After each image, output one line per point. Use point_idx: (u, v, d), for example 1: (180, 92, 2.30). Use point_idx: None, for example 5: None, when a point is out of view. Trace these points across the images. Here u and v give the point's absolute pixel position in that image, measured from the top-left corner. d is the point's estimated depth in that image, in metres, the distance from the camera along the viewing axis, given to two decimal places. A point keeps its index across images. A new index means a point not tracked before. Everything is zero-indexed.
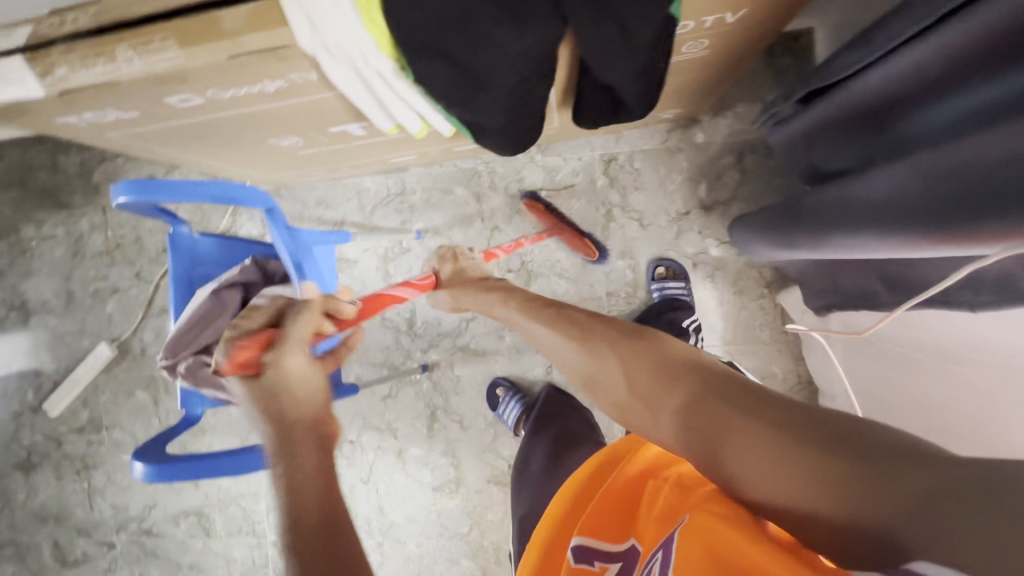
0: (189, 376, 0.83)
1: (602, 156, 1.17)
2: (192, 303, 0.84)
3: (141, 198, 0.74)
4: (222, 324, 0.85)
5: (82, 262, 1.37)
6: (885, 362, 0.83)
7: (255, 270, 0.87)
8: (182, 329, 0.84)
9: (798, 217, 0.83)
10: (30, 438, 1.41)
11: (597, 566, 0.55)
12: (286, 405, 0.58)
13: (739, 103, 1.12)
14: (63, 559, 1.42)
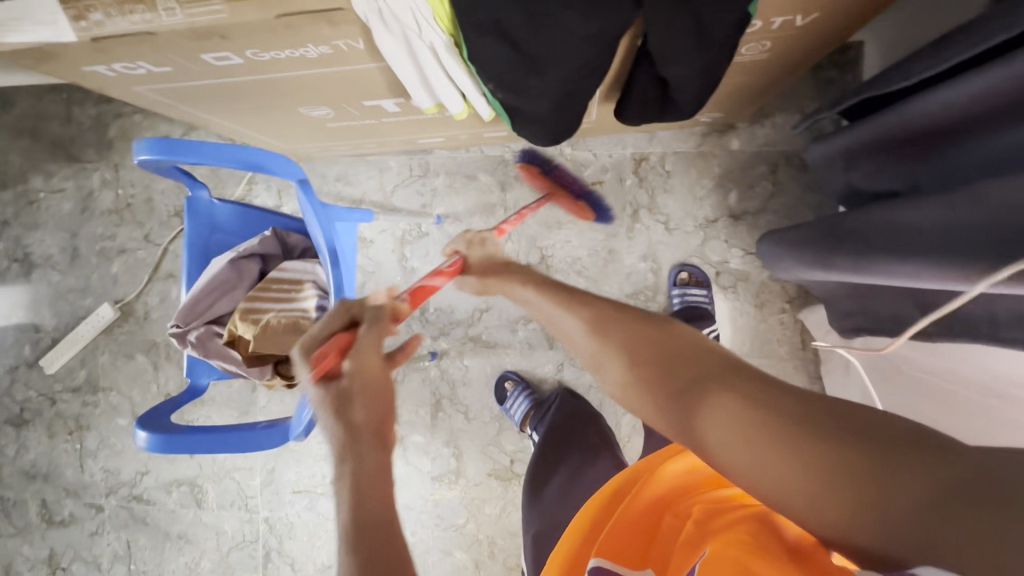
0: (199, 345, 0.80)
1: (634, 154, 1.14)
2: (207, 271, 0.81)
3: (165, 157, 0.71)
4: (238, 294, 0.83)
5: (90, 219, 1.34)
6: (914, 391, 0.82)
7: (274, 242, 0.85)
8: (195, 296, 0.81)
9: (836, 238, 0.79)
10: (23, 393, 1.39)
11: None
12: (359, 409, 0.57)
13: (779, 112, 1.09)
14: (49, 518, 1.39)
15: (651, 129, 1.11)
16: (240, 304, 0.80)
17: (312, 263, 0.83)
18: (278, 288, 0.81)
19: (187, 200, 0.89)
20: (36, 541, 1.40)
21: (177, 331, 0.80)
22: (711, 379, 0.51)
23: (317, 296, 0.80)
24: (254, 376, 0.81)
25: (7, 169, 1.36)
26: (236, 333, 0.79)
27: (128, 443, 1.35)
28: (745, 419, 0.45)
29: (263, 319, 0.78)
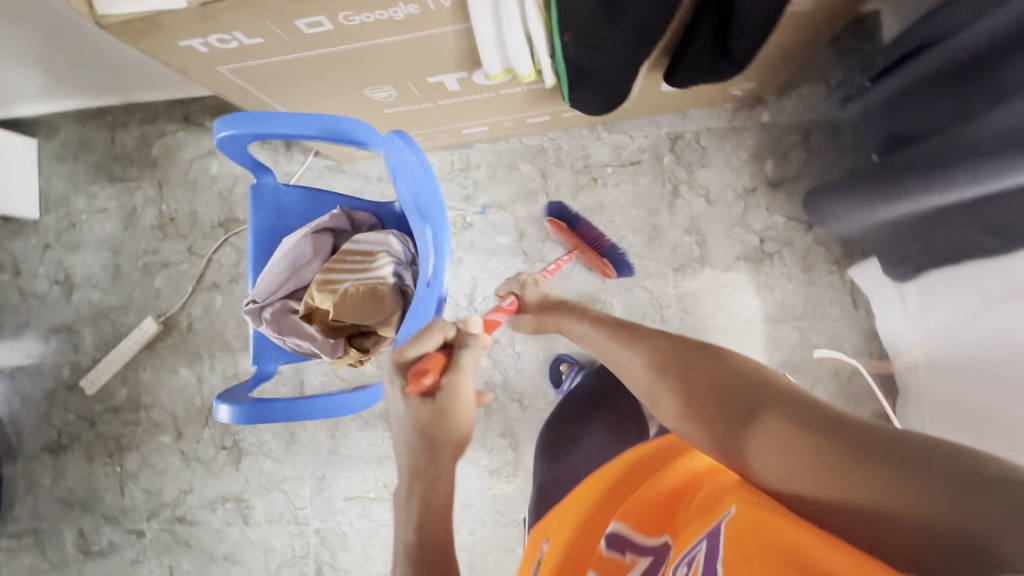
0: (275, 321, 0.81)
1: (669, 133, 1.18)
2: (283, 248, 0.82)
3: (247, 130, 0.74)
4: (310, 271, 0.83)
5: (132, 236, 1.35)
6: (967, 309, 0.83)
7: (344, 218, 0.86)
8: (272, 272, 0.81)
9: (906, 165, 0.82)
10: (62, 417, 1.36)
11: (628, 556, 0.55)
12: (452, 425, 0.62)
13: (805, 84, 1.14)
14: (87, 549, 1.34)
15: (685, 108, 1.15)
16: (315, 277, 0.81)
17: (383, 234, 0.83)
18: (352, 260, 0.81)
19: (254, 188, 0.90)
20: None
21: (253, 306, 0.81)
22: (743, 387, 0.58)
23: (393, 263, 0.80)
24: (328, 350, 0.81)
25: (50, 193, 1.39)
26: (313, 305, 0.80)
27: (171, 461, 1.32)
28: (791, 441, 0.48)
29: (340, 291, 0.79)
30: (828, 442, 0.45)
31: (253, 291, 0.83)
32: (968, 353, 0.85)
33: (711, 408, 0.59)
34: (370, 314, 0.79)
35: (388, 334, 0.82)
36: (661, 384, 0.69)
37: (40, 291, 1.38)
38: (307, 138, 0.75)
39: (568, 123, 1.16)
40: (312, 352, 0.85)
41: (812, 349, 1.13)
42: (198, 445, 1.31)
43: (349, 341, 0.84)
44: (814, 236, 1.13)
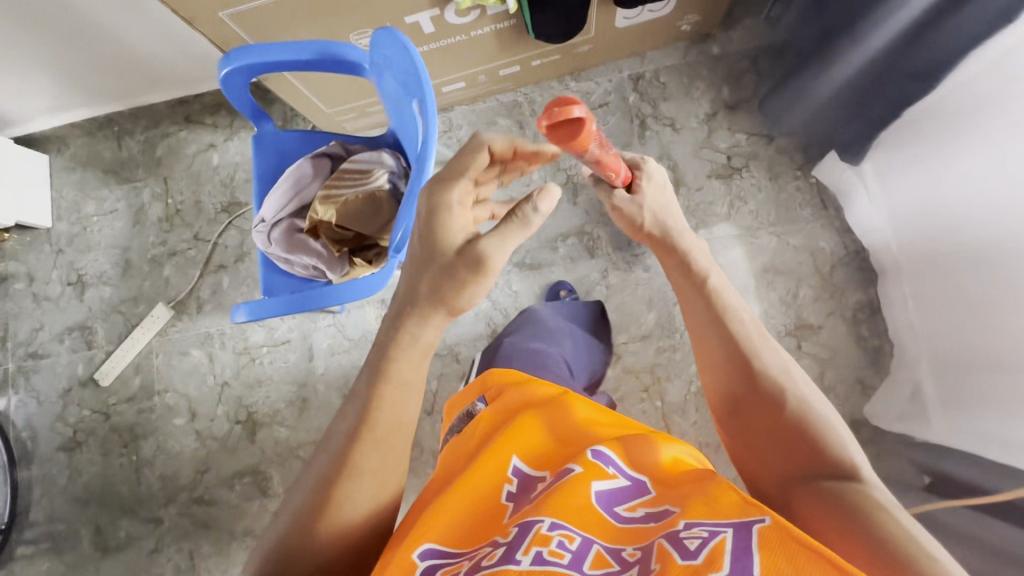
0: (283, 239, 0.89)
1: (631, 75, 1.29)
2: (286, 173, 0.90)
3: (243, 62, 0.85)
4: (311, 192, 0.90)
5: (141, 231, 1.42)
6: (919, 164, 0.94)
7: (338, 147, 0.93)
8: (277, 195, 0.88)
9: (835, 37, 0.95)
10: (76, 414, 1.38)
11: (610, 470, 0.55)
12: (447, 290, 0.61)
13: (745, 17, 1.25)
14: (104, 545, 1.33)
15: (641, 50, 1.27)
16: (317, 195, 0.88)
17: (376, 154, 0.91)
18: (347, 177, 0.89)
19: (257, 138, 1.00)
20: None
21: (261, 226, 0.88)
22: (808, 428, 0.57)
23: (389, 173, 0.88)
24: (334, 265, 0.89)
25: (61, 201, 1.47)
26: (317, 218, 0.87)
27: (185, 442, 1.33)
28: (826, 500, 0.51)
29: (341, 201, 0.86)
30: (848, 517, 0.49)
31: (261, 215, 0.90)
32: (926, 204, 0.94)
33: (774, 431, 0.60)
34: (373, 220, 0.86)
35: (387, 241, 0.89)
36: (742, 392, 0.64)
37: (53, 294, 1.44)
38: (301, 63, 0.86)
39: (538, 75, 1.27)
40: (317, 270, 0.92)
41: (791, 251, 1.19)
42: (212, 423, 1.33)
43: (352, 255, 0.90)
44: (775, 148, 1.22)
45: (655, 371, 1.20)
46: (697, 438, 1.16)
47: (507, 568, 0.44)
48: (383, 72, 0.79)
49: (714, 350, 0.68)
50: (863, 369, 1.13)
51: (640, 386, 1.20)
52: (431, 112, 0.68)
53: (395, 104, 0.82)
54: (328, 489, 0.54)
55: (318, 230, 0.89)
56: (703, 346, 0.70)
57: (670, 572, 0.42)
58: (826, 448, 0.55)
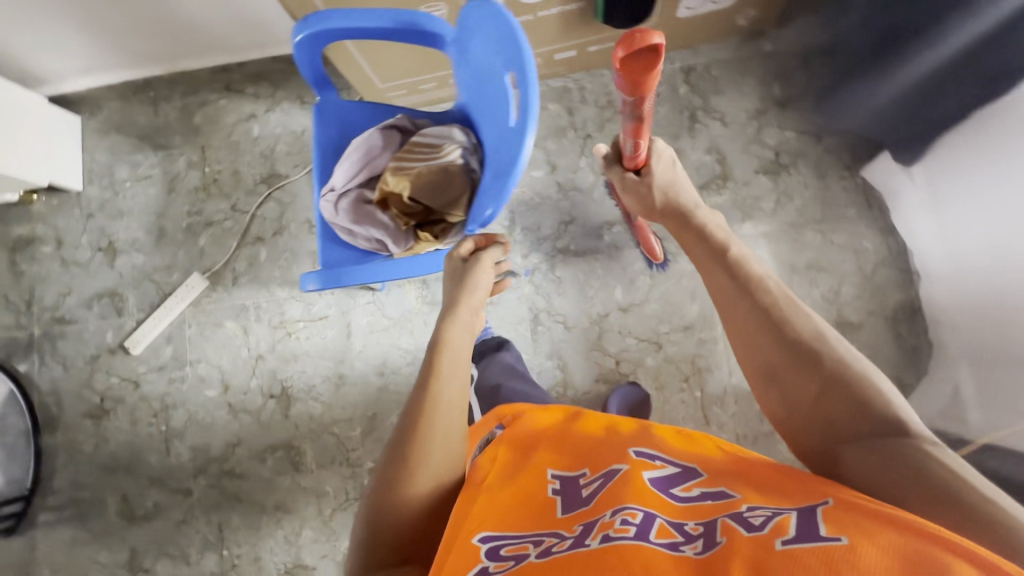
0: (351, 210, 0.89)
1: (682, 67, 1.29)
2: (356, 143, 0.89)
3: (319, 29, 0.83)
4: (380, 163, 0.90)
5: (176, 199, 1.40)
6: (977, 167, 0.95)
7: (406, 120, 0.93)
8: (348, 165, 0.89)
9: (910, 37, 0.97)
10: (105, 382, 1.36)
11: (657, 461, 0.58)
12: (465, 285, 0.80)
13: (800, 15, 1.26)
14: (131, 515, 1.32)
15: (695, 42, 1.27)
16: (388, 166, 0.88)
17: (447, 129, 0.89)
18: (417, 151, 0.88)
19: (318, 108, 0.99)
20: (116, 544, 1.31)
21: (329, 195, 0.89)
22: (852, 386, 0.56)
23: (462, 148, 0.87)
24: (399, 240, 0.89)
25: (93, 165, 1.44)
26: (388, 189, 0.87)
27: (217, 414, 1.32)
28: (876, 454, 0.52)
29: (413, 174, 0.86)
30: (900, 464, 0.50)
31: (330, 184, 0.90)
32: (981, 209, 0.95)
33: (813, 391, 0.58)
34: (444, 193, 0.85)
35: (456, 218, 0.88)
36: (775, 360, 0.62)
37: (82, 259, 1.41)
38: (380, 31, 0.83)
39: (591, 63, 1.27)
40: (380, 243, 0.91)
41: (834, 249, 1.21)
42: (245, 396, 1.32)
43: (418, 229, 0.89)
44: (824, 146, 1.23)
45: (696, 362, 1.21)
46: (735, 429, 1.18)
47: (579, 554, 0.46)
48: (472, 43, 0.77)
49: (742, 320, 0.67)
50: (900, 368, 1.15)
51: (680, 376, 1.21)
52: (531, 80, 0.66)
53: (479, 77, 0.79)
54: (402, 451, 0.59)
55: (386, 202, 0.89)
56: (731, 317, 0.69)
57: (738, 543, 0.43)
58: (872, 405, 0.55)
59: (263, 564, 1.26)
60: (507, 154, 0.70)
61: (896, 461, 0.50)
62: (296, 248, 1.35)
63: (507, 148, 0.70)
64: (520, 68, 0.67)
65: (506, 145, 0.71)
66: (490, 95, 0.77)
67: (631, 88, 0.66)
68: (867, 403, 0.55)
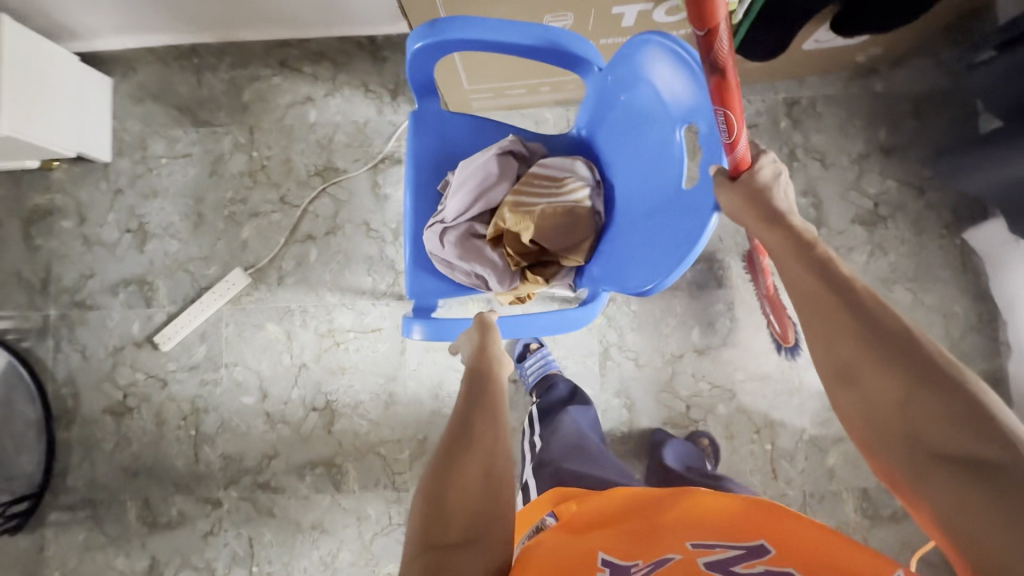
0: (459, 243, 0.80)
1: (786, 98, 1.20)
2: (471, 168, 0.80)
3: (448, 37, 0.73)
4: (496, 194, 0.81)
5: (217, 184, 1.28)
6: None
7: (519, 143, 0.83)
8: (462, 196, 0.80)
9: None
10: (129, 377, 1.26)
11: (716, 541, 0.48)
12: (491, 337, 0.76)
13: (917, 57, 1.18)
14: (152, 521, 1.23)
15: (803, 74, 1.18)
16: (506, 199, 0.78)
17: (569, 160, 0.79)
18: (539, 183, 0.78)
19: (415, 114, 0.88)
20: (134, 551, 1.23)
21: (438, 227, 0.81)
22: (944, 401, 0.47)
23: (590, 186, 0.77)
24: (507, 280, 0.80)
25: (124, 135, 1.30)
26: (505, 226, 0.77)
27: (253, 423, 1.23)
28: (961, 483, 0.44)
29: (534, 212, 0.76)
30: (992, 498, 0.42)
31: (439, 214, 0.83)
32: None
33: (893, 400, 0.49)
34: (567, 235, 0.76)
35: (573, 262, 0.79)
36: (857, 359, 0.52)
37: (108, 240, 1.29)
38: (516, 48, 0.74)
39: None
40: (480, 280, 0.82)
41: (925, 311, 1.16)
42: (285, 407, 1.23)
43: (528, 270, 0.81)
44: (925, 201, 1.17)
45: (769, 413, 1.17)
46: (802, 486, 1.15)
47: None
48: (636, 81, 0.68)
49: (820, 312, 0.56)
50: None
51: (751, 427, 1.17)
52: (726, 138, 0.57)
53: (634, 118, 0.71)
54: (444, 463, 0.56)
55: (499, 238, 0.80)
56: (806, 310, 0.57)
57: None
58: (967, 425, 0.45)
59: None
60: (683, 219, 0.62)
61: (985, 493, 0.42)
62: (349, 252, 1.24)
63: (683, 212, 0.62)
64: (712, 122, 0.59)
65: (681, 208, 0.62)
66: (647, 142, 0.68)
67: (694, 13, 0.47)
68: (964, 420, 0.45)
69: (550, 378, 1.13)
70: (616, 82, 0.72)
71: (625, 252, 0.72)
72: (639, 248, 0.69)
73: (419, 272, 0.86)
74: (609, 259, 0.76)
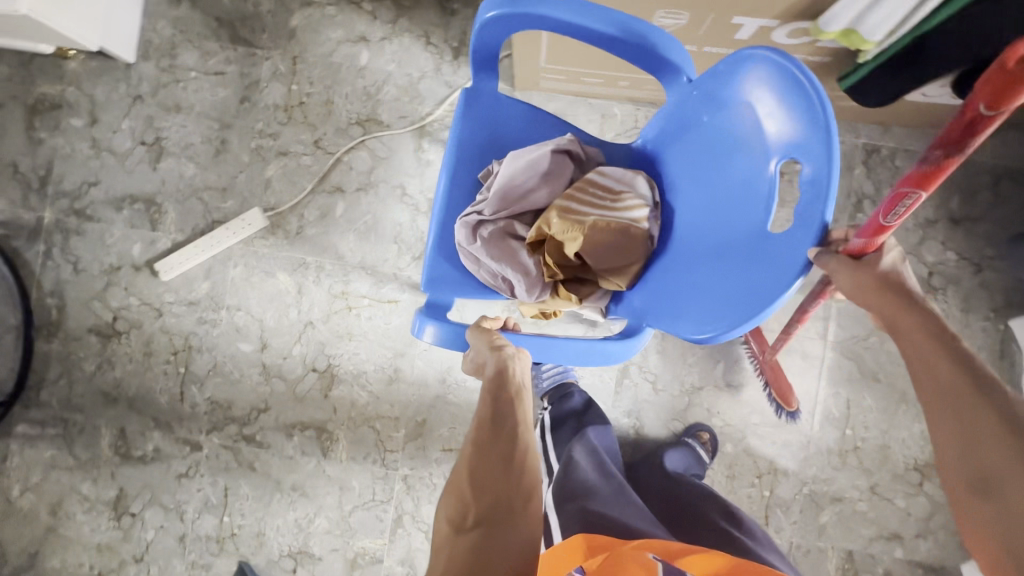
0: (492, 241, 0.74)
1: (865, 144, 1.14)
2: (523, 162, 0.74)
3: (522, 13, 0.67)
4: (543, 199, 0.74)
5: (248, 112, 1.18)
6: None
7: (575, 146, 0.77)
8: (507, 190, 0.74)
9: None
10: (122, 299, 1.19)
11: None
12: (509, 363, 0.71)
13: (1009, 129, 1.12)
14: (126, 453, 1.18)
15: (892, 123, 1.11)
16: (555, 204, 0.71)
17: (630, 172, 0.72)
18: (594, 192, 0.70)
19: (464, 93, 0.81)
20: (102, 479, 1.18)
21: (474, 218, 0.75)
22: None
23: (648, 208, 0.70)
24: (536, 291, 0.73)
25: (152, 37, 1.18)
26: (548, 231, 0.70)
27: (248, 372, 1.17)
28: None
29: (583, 224, 0.68)
30: None
31: (478, 204, 0.76)
32: None
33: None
34: (612, 255, 0.70)
35: (613, 285, 0.73)
36: (1004, 469, 0.47)
37: (120, 149, 1.19)
38: (591, 36, 0.68)
39: None
40: (506, 284, 0.76)
41: None
42: (284, 361, 1.17)
43: (561, 285, 0.74)
44: (980, 280, 1.13)
45: (774, 461, 1.15)
46: (790, 537, 1.14)
47: None
48: (730, 103, 0.61)
49: (952, 405, 0.51)
50: None
51: (754, 471, 1.15)
52: (831, 188, 0.52)
53: (718, 145, 0.64)
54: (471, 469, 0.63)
55: (538, 244, 0.73)
56: (941, 403, 0.51)
57: None
58: None
59: (266, 542, 1.17)
60: (758, 269, 0.56)
61: None
62: (379, 214, 1.16)
63: (758, 262, 0.56)
64: (815, 164, 0.53)
65: (757, 257, 0.56)
66: (729, 175, 0.62)
67: (999, 85, 0.44)
68: None
69: (566, 387, 1.09)
70: (701, 99, 0.65)
71: (680, 292, 0.66)
72: (698, 291, 0.63)
73: (444, 263, 0.80)
74: (657, 293, 0.70)
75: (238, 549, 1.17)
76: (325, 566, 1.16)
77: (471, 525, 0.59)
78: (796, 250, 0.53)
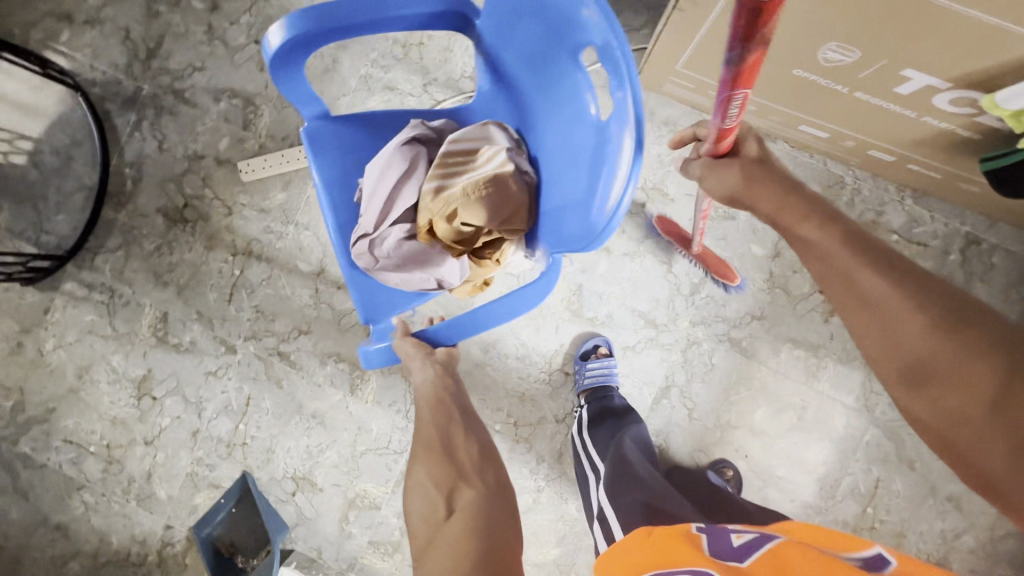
0: (393, 249, 0.74)
1: (968, 234, 1.11)
2: (376, 169, 0.74)
3: (318, 23, 0.64)
4: (412, 188, 0.73)
5: (366, 38, 1.16)
6: None
7: (423, 127, 0.76)
8: (383, 202, 0.73)
9: None
10: (196, 188, 1.19)
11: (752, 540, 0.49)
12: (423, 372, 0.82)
13: None
14: (162, 337, 1.19)
15: (1002, 218, 1.08)
16: (427, 191, 0.71)
17: (480, 129, 0.71)
18: (453, 163, 0.71)
19: (306, 134, 0.80)
20: (133, 356, 1.19)
21: (365, 244, 0.75)
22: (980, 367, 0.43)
23: (506, 149, 0.68)
24: (456, 274, 0.76)
25: None
26: (433, 221, 0.72)
27: (299, 292, 1.18)
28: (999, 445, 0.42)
29: (455, 197, 0.69)
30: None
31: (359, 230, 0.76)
32: None
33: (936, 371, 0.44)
34: (500, 209, 0.67)
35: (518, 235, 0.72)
36: (913, 349, 0.45)
37: (232, 42, 1.18)
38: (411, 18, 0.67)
39: (885, 171, 1.08)
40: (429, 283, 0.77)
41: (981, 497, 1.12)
42: (337, 291, 1.17)
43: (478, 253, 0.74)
44: None
45: None
46: None
47: None
48: (515, 21, 0.62)
49: (844, 286, 0.49)
50: None
51: None
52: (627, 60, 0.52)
53: (535, 64, 0.63)
54: (426, 469, 0.72)
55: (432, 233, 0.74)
56: (839, 288, 0.50)
57: None
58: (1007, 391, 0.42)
59: (273, 459, 1.18)
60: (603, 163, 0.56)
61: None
62: None
63: (605, 158, 0.55)
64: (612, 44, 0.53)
65: (603, 151, 0.56)
66: (556, 84, 0.62)
67: None
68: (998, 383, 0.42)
69: (607, 390, 1.09)
70: (494, 26, 0.65)
71: (562, 201, 0.63)
72: (576, 202, 0.61)
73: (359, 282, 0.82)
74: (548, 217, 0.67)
75: (244, 459, 1.18)
76: (324, 498, 1.17)
77: (444, 516, 0.65)
78: (624, 120, 0.53)
